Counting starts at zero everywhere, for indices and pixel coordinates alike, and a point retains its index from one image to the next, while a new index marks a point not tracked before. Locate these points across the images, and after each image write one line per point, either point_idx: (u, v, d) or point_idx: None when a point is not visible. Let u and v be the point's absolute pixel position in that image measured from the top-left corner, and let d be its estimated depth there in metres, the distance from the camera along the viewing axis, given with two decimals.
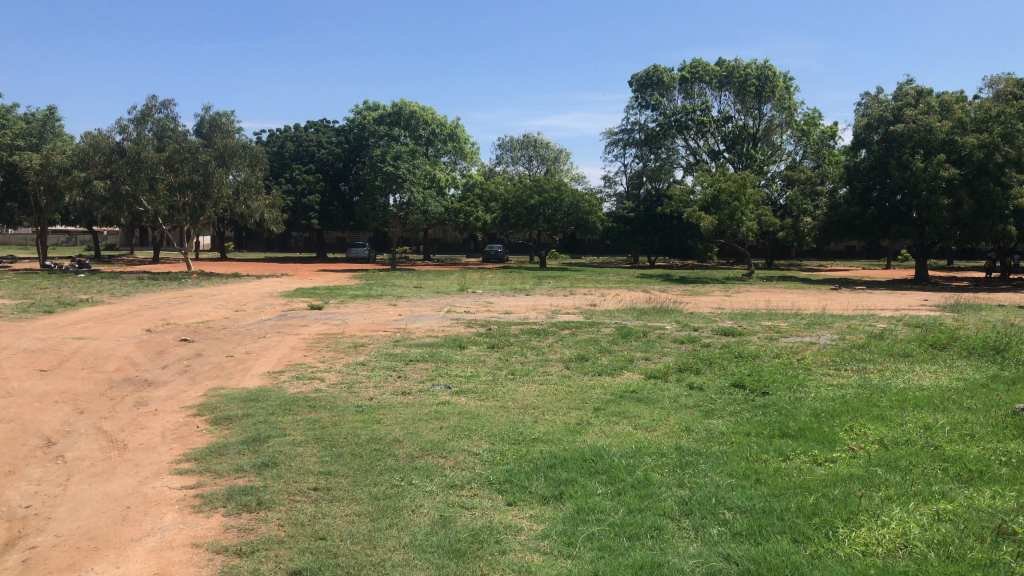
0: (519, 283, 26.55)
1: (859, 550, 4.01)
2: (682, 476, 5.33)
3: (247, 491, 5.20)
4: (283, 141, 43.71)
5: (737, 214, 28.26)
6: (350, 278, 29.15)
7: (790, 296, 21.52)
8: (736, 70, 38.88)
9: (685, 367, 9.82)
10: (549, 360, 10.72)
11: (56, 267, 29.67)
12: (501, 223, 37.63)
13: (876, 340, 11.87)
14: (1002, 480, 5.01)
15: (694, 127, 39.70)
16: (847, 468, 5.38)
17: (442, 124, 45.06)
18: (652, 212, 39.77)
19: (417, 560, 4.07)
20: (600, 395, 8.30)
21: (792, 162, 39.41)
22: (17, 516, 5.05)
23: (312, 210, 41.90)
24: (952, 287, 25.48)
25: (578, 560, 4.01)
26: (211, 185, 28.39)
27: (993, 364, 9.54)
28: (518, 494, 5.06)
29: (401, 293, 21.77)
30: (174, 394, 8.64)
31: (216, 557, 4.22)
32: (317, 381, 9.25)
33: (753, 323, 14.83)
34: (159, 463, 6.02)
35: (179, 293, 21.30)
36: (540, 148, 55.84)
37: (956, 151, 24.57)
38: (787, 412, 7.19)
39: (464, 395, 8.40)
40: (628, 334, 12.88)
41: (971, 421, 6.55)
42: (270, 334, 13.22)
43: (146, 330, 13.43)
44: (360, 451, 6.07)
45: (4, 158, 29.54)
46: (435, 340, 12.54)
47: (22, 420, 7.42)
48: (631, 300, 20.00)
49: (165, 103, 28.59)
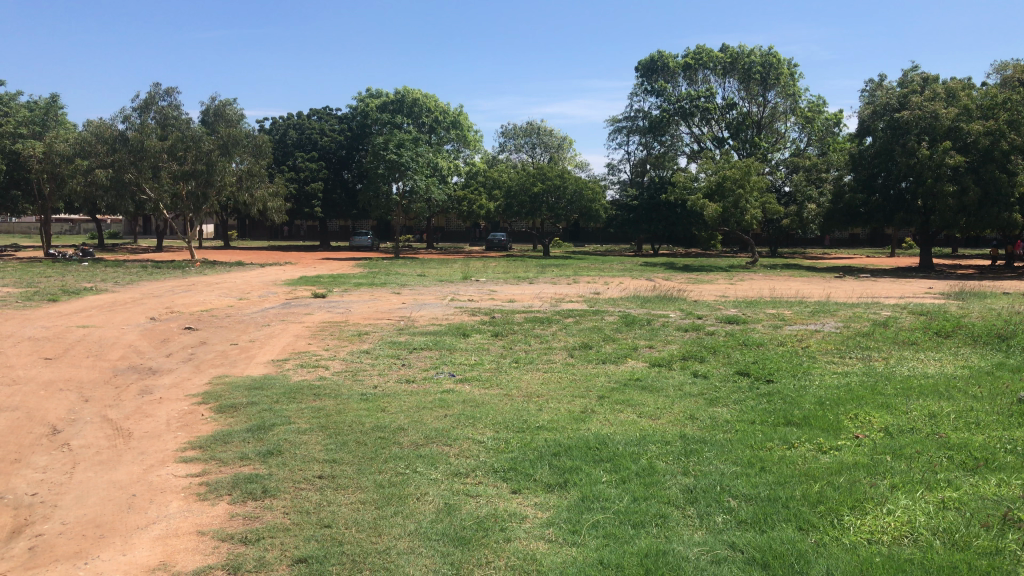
0: (522, 270, 26.54)
1: (864, 538, 4.01)
2: (687, 463, 5.32)
3: (252, 479, 5.21)
4: (285, 128, 43.44)
5: (742, 202, 28.00)
6: (353, 266, 29.17)
7: (795, 285, 21.43)
8: (741, 57, 38.58)
9: (689, 355, 9.82)
10: (553, 347, 10.74)
11: (60, 256, 29.67)
12: (504, 212, 37.51)
13: (880, 327, 11.85)
14: (1008, 467, 4.97)
15: (698, 114, 39.35)
16: (852, 456, 5.37)
17: (445, 112, 45.57)
18: (656, 198, 39.37)
19: (422, 547, 4.07)
20: (605, 382, 8.34)
21: (795, 149, 39.24)
22: (23, 504, 5.08)
23: (315, 198, 41.47)
24: (957, 276, 25.36)
25: (583, 548, 4.02)
26: (214, 174, 28.33)
27: (998, 352, 9.51)
28: (522, 482, 5.06)
29: (404, 282, 21.78)
30: (178, 381, 8.70)
31: (222, 545, 4.23)
32: (321, 369, 9.28)
33: (758, 311, 14.86)
34: (164, 451, 6.04)
35: (183, 281, 21.33)
36: (544, 136, 55.67)
37: (961, 138, 24.30)
38: (792, 400, 7.17)
39: (469, 382, 8.43)
40: (631, 322, 12.88)
41: (977, 409, 6.50)
42: (274, 322, 13.27)
43: (151, 318, 13.47)
44: (365, 439, 6.08)
45: (7, 147, 29.58)
46: (439, 328, 12.57)
47: (27, 407, 7.46)
48: (635, 289, 19.80)
49: (169, 90, 28.40)
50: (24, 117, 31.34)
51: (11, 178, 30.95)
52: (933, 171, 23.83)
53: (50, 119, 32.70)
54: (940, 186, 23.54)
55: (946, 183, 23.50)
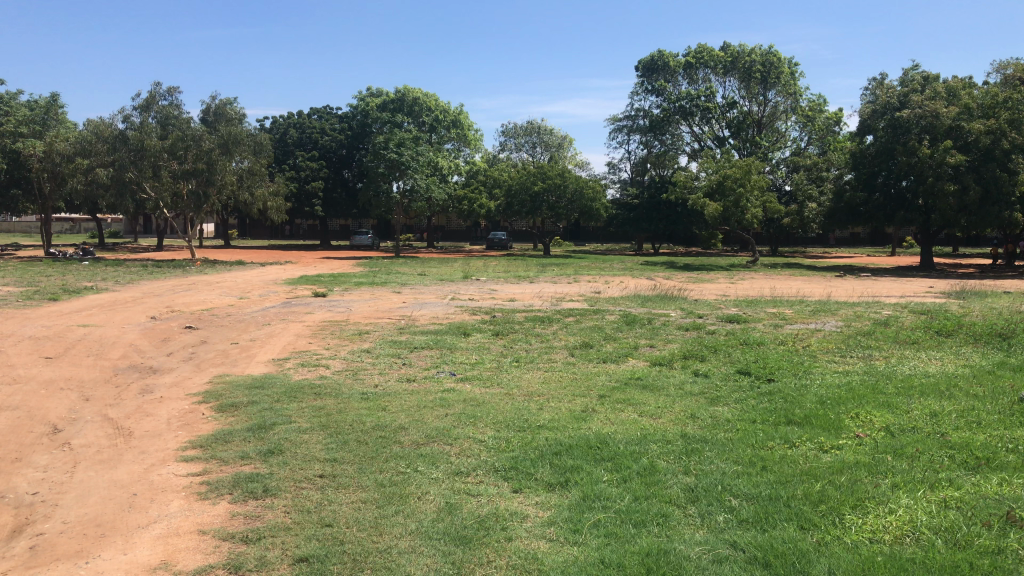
0: (522, 270, 26.47)
1: (866, 537, 3.99)
2: (688, 463, 5.31)
3: (253, 478, 5.20)
4: (286, 127, 43.46)
5: (743, 201, 27.96)
6: (354, 266, 29.07)
7: (795, 284, 21.40)
8: (741, 56, 38.54)
9: (689, 354, 9.79)
10: (554, 347, 10.70)
11: (60, 256, 29.65)
12: (505, 211, 37.50)
13: (882, 327, 11.80)
14: (1008, 467, 4.96)
15: (699, 113, 39.31)
16: (853, 456, 5.35)
17: (445, 111, 45.61)
18: (656, 198, 39.33)
19: (423, 547, 4.06)
20: (606, 381, 8.32)
21: (796, 149, 39.20)
22: (24, 503, 5.07)
23: (315, 197, 41.40)
24: (958, 275, 25.27)
25: (584, 547, 4.01)
26: (215, 173, 28.34)
27: (1000, 351, 9.47)
28: (523, 481, 5.05)
29: (405, 281, 21.77)
30: (178, 381, 8.68)
31: (222, 544, 4.23)
32: (321, 368, 9.24)
33: (759, 310, 14.81)
34: (165, 450, 6.03)
35: (183, 281, 21.26)
36: (544, 135, 55.65)
37: (963, 137, 24.42)
38: (793, 399, 7.16)
39: (469, 381, 8.42)
40: (632, 321, 12.85)
41: (979, 408, 6.47)
42: (275, 321, 13.23)
43: (151, 317, 13.45)
44: (365, 438, 6.07)
45: (8, 146, 29.53)
46: (439, 327, 12.53)
47: (27, 407, 7.44)
48: (636, 288, 19.72)
49: (170, 90, 28.41)
50: (24, 116, 31.30)
51: (10, 177, 31.17)
52: (934, 170, 23.78)
53: (50, 118, 32.68)
54: (941, 185, 23.48)
55: (946, 182, 23.44)
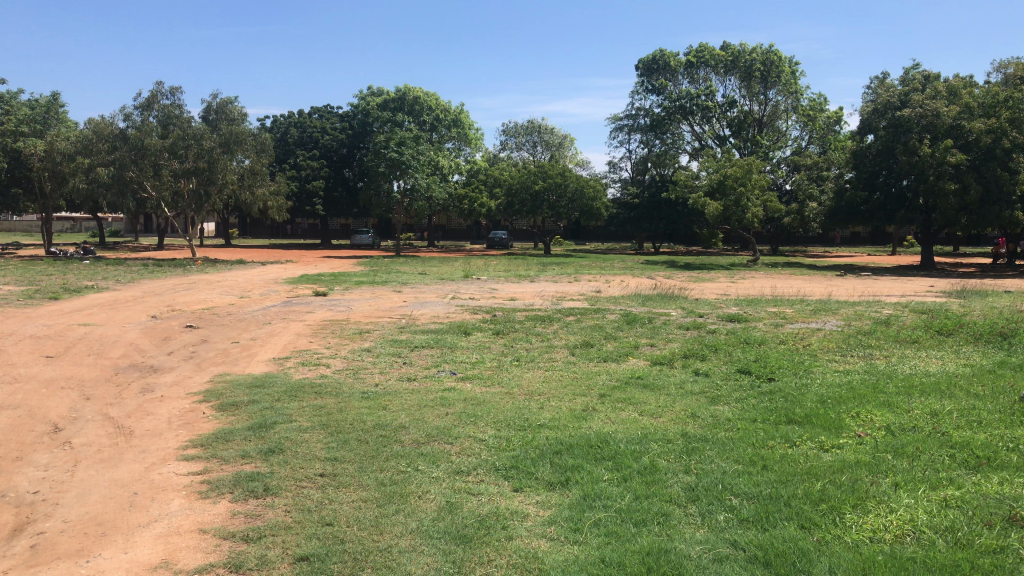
0: (523, 270, 26.43)
1: (866, 537, 3.99)
2: (688, 462, 5.29)
3: (253, 477, 5.20)
4: (286, 126, 43.52)
5: (743, 200, 27.97)
6: (354, 266, 29.00)
7: (796, 283, 21.28)
8: (741, 55, 38.54)
9: (690, 354, 9.76)
10: (554, 347, 10.67)
11: (61, 255, 29.62)
12: (506, 210, 37.48)
13: (882, 326, 11.75)
14: (1009, 466, 4.96)
15: (699, 112, 39.30)
16: (853, 455, 5.34)
17: (446, 110, 45.69)
18: (657, 197, 39.32)
19: (424, 546, 4.06)
20: (606, 380, 8.30)
21: (797, 147, 39.15)
22: (26, 502, 5.08)
23: (316, 196, 41.35)
24: (958, 274, 25.17)
25: (585, 547, 4.01)
26: (216, 172, 28.44)
27: (1000, 351, 9.43)
28: (524, 480, 5.06)
29: (405, 280, 21.75)
30: (178, 380, 8.66)
31: (223, 543, 4.23)
32: (321, 368, 9.21)
33: (759, 309, 14.76)
34: (166, 450, 6.02)
35: (184, 280, 21.22)
36: (545, 134, 55.62)
37: (963, 136, 24.35)
38: (793, 399, 7.13)
39: (470, 381, 8.40)
40: (633, 321, 12.82)
41: (978, 408, 6.46)
42: (275, 321, 13.19)
43: (152, 317, 13.41)
44: (365, 437, 6.07)
45: (8, 145, 29.49)
46: (439, 327, 12.47)
47: (28, 406, 7.43)
48: (636, 288, 19.69)
49: (172, 90, 28.47)
50: (25, 115, 31.29)
51: (11, 177, 31.15)
52: (935, 169, 23.75)
53: (51, 117, 32.66)
54: (941, 184, 23.46)
55: (947, 181, 23.42)
